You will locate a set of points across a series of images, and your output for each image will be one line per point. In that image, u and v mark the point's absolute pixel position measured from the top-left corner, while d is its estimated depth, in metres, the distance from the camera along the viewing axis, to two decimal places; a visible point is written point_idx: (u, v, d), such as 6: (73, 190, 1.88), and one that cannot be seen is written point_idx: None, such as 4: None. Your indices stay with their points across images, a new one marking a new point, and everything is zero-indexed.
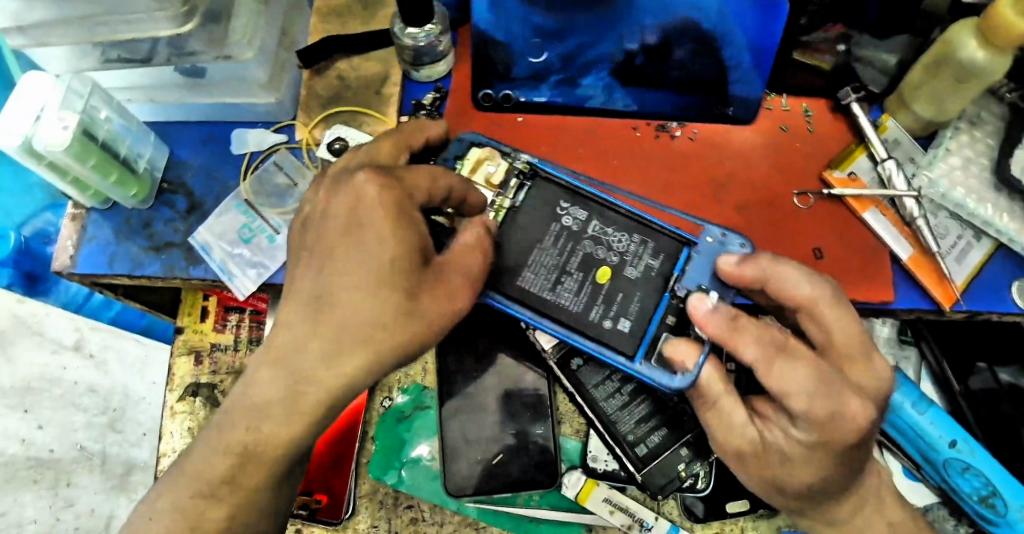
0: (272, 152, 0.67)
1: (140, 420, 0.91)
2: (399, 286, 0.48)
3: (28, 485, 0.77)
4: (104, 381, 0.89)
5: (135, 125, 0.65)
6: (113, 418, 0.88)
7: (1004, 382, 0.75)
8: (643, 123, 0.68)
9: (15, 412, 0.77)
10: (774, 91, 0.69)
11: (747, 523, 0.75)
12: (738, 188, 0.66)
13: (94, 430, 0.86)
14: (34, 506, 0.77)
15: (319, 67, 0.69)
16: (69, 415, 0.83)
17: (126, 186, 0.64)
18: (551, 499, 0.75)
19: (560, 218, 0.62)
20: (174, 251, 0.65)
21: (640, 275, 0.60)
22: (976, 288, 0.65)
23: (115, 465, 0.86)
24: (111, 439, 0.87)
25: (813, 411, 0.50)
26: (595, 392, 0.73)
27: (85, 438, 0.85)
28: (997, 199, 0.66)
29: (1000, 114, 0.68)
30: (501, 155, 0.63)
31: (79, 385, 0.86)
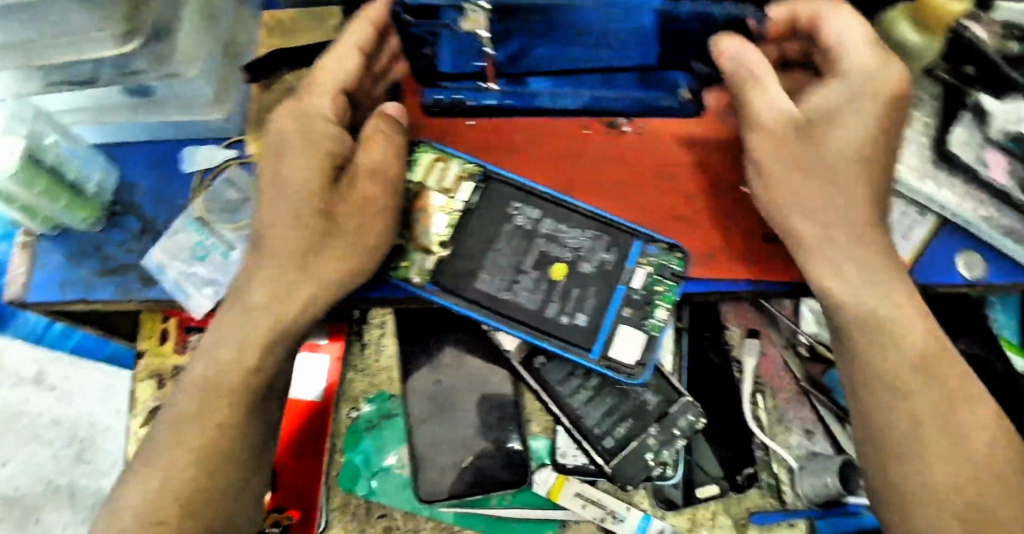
0: (223, 168, 0.67)
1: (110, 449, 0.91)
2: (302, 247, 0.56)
3: None
4: (69, 411, 0.91)
5: (82, 148, 0.64)
6: (78, 449, 0.90)
7: (963, 352, 0.77)
8: (592, 120, 0.68)
9: None
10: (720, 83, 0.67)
11: (717, 507, 0.77)
12: (687, 179, 0.67)
13: None
14: None
15: (266, 81, 0.68)
16: None
17: (76, 210, 0.63)
18: (524, 497, 0.76)
19: (513, 218, 0.63)
20: (128, 273, 0.65)
21: (595, 270, 0.62)
22: (922, 262, 0.68)
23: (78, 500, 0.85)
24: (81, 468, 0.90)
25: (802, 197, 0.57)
26: (560, 388, 0.74)
27: None
28: (937, 173, 0.68)
29: (936, 94, 0.71)
30: (454, 158, 0.64)
31: None
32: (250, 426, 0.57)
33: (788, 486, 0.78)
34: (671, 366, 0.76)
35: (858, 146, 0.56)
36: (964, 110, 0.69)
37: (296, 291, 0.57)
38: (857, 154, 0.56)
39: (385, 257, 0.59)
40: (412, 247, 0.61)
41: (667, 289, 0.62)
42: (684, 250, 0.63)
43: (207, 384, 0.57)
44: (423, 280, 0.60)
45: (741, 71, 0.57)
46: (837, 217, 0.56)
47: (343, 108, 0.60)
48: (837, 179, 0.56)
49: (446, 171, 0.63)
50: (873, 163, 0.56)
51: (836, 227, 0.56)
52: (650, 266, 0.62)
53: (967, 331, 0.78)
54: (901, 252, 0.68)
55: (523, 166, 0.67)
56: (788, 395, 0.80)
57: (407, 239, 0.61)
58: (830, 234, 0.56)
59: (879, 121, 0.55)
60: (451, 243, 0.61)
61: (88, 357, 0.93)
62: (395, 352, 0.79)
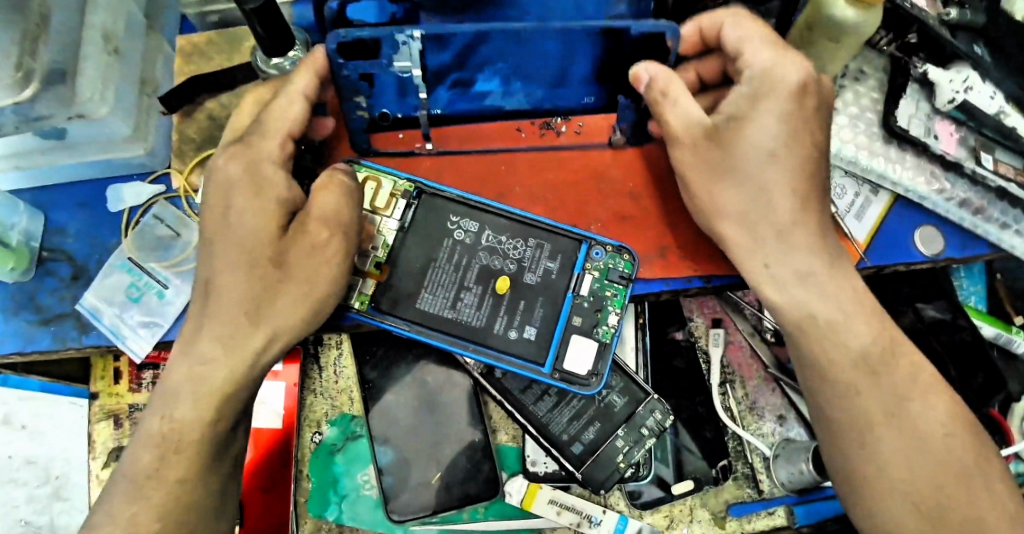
0: (150, 204, 0.64)
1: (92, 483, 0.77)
2: (228, 298, 0.53)
3: None
4: (42, 451, 0.76)
5: (2, 197, 0.61)
6: (59, 487, 0.76)
7: (930, 317, 0.76)
8: (527, 123, 0.66)
9: None
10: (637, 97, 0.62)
11: (694, 502, 0.76)
12: (628, 177, 0.65)
13: (38, 503, 0.76)
14: None
15: (187, 109, 0.66)
16: (8, 492, 0.75)
17: (2, 261, 0.60)
18: (497, 509, 0.75)
19: (451, 233, 0.61)
20: (64, 321, 0.62)
21: (540, 280, 0.60)
22: (878, 241, 0.67)
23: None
24: (58, 509, 0.76)
25: (727, 180, 0.57)
26: (523, 397, 0.72)
27: (28, 512, 0.75)
28: (886, 150, 0.67)
29: (880, 67, 0.69)
30: (386, 174, 0.61)
31: (15, 459, 0.76)
32: (206, 479, 0.53)
33: (765, 475, 0.77)
34: (635, 363, 0.75)
35: (775, 140, 0.56)
36: (910, 81, 0.67)
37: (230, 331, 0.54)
38: (783, 151, 0.55)
39: (342, 293, 0.56)
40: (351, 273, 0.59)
41: (616, 294, 0.60)
42: (631, 251, 0.61)
43: (165, 421, 0.53)
44: (364, 306, 0.58)
45: (655, 91, 0.57)
46: (774, 229, 0.56)
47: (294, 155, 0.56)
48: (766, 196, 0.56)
49: (379, 189, 0.61)
50: (793, 154, 0.56)
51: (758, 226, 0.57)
52: (597, 271, 0.60)
53: (936, 297, 0.77)
54: (857, 234, 0.67)
55: (460, 176, 0.64)
56: (758, 382, 0.79)
57: None
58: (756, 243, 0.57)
59: (796, 121, 0.56)
60: (389, 264, 0.59)
61: (58, 394, 0.77)
62: (353, 373, 0.77)
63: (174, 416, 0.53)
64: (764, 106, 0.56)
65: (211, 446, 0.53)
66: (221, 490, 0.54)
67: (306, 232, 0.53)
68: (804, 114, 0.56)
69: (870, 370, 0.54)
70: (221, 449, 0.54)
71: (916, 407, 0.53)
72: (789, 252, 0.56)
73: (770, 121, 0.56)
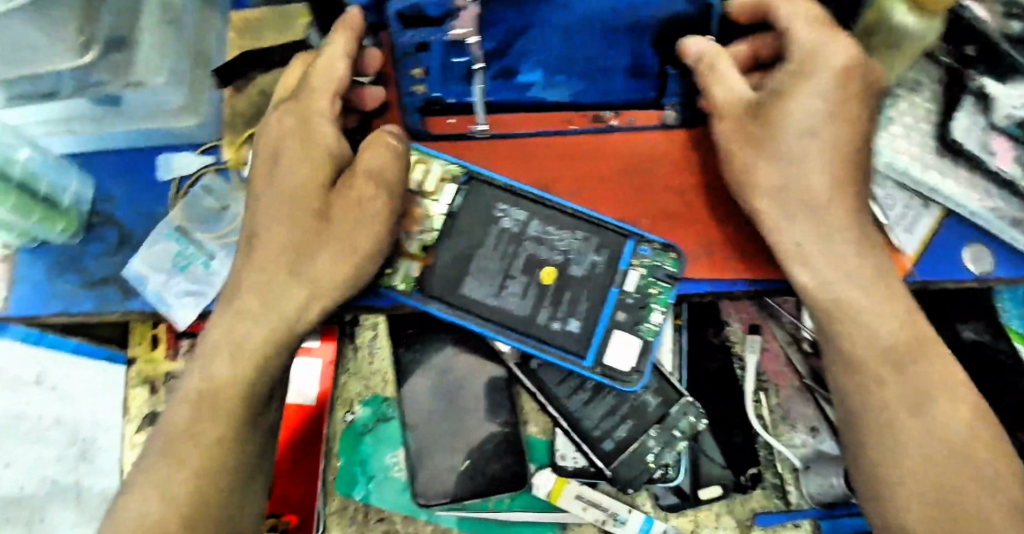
0: (199, 176, 0.65)
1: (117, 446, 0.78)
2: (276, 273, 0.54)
3: None
4: (70, 411, 0.76)
5: (53, 159, 0.61)
6: (85, 449, 0.76)
7: (968, 338, 0.75)
8: (578, 115, 0.64)
9: None
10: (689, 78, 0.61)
11: (720, 508, 0.75)
12: (677, 173, 0.64)
13: (65, 463, 0.74)
14: None
15: (239, 84, 0.65)
16: (37, 449, 0.73)
17: (51, 223, 0.61)
18: (523, 501, 0.75)
19: (499, 220, 0.60)
20: (108, 286, 0.63)
21: (585, 273, 0.59)
22: (929, 256, 0.63)
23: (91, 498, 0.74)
24: (84, 470, 0.75)
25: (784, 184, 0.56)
26: (557, 389, 0.72)
27: (54, 472, 0.74)
28: (941, 163, 0.64)
29: (936, 78, 0.66)
30: (435, 158, 0.61)
31: (43, 418, 0.74)
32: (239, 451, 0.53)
33: (793, 486, 0.76)
34: (671, 365, 0.74)
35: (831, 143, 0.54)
36: (966, 94, 0.64)
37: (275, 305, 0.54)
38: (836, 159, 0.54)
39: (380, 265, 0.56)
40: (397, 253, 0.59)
41: (661, 292, 0.60)
42: (679, 250, 0.60)
43: (204, 392, 0.53)
44: (409, 288, 0.58)
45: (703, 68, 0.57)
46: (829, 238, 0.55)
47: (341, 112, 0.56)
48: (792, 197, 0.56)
49: (427, 172, 0.61)
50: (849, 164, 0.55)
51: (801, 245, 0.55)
52: (643, 267, 0.60)
53: (974, 317, 0.76)
54: (906, 247, 0.63)
55: (509, 166, 0.64)
56: (792, 392, 0.78)
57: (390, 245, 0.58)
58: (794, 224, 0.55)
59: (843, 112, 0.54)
60: (436, 248, 0.59)
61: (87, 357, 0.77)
62: (388, 355, 0.77)
63: (213, 387, 0.53)
64: (826, 110, 0.54)
65: (248, 418, 0.53)
66: (256, 465, 0.54)
67: (353, 184, 0.54)
68: (846, 102, 0.53)
69: (915, 377, 0.52)
70: (257, 423, 0.54)
71: (970, 427, 0.51)
72: (843, 261, 0.55)
73: (830, 124, 0.54)
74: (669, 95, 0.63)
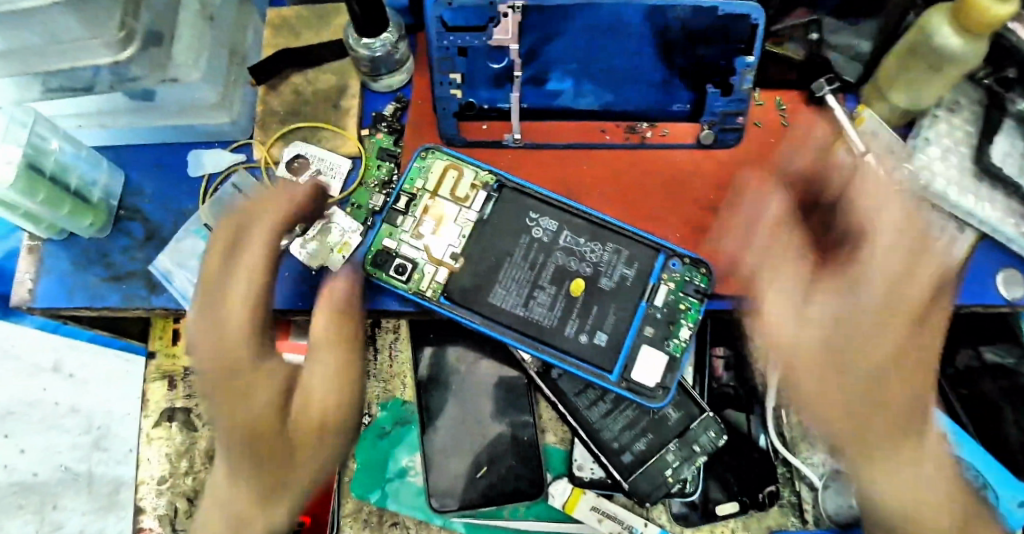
0: (230, 172, 0.64)
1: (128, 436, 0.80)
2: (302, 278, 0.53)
3: (13, 510, 0.77)
4: (85, 400, 0.81)
5: (84, 152, 0.61)
6: (98, 437, 0.80)
7: (989, 361, 0.73)
8: (613, 124, 0.64)
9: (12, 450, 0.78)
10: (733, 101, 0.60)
11: (738, 524, 0.74)
12: (709, 188, 0.63)
13: (79, 450, 0.80)
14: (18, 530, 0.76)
15: (273, 82, 0.65)
16: (53, 437, 0.79)
17: (81, 217, 0.61)
18: (538, 510, 0.74)
19: (529, 230, 0.60)
20: (135, 281, 0.63)
21: (615, 286, 0.59)
22: (962, 280, 0.63)
23: (101, 485, 0.78)
24: (98, 459, 0.79)
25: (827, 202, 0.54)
26: (577, 400, 0.72)
27: (69, 458, 0.79)
28: (977, 187, 0.63)
29: (976, 100, 0.65)
30: (467, 164, 0.61)
31: (60, 405, 0.80)
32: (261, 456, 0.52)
33: (811, 505, 0.74)
34: (692, 379, 0.74)
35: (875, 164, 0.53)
36: (1007, 117, 0.64)
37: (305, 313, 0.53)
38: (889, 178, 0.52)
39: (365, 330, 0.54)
40: (423, 260, 0.59)
41: (690, 307, 0.59)
42: (710, 266, 0.59)
43: None
44: (436, 295, 0.58)
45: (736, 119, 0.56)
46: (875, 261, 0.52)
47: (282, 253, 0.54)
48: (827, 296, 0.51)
49: (457, 178, 0.61)
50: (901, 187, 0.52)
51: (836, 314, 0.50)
52: (673, 282, 0.59)
53: (999, 338, 0.73)
54: (941, 271, 0.62)
55: (540, 174, 0.63)
56: None
57: (417, 256, 0.59)
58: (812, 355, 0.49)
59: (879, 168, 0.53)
60: (464, 256, 0.59)
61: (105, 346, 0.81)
62: (408, 358, 0.77)
63: None
64: None
65: None
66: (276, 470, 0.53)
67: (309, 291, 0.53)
68: None
69: None
70: None
71: None
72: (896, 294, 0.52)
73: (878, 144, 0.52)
74: (706, 114, 0.61)
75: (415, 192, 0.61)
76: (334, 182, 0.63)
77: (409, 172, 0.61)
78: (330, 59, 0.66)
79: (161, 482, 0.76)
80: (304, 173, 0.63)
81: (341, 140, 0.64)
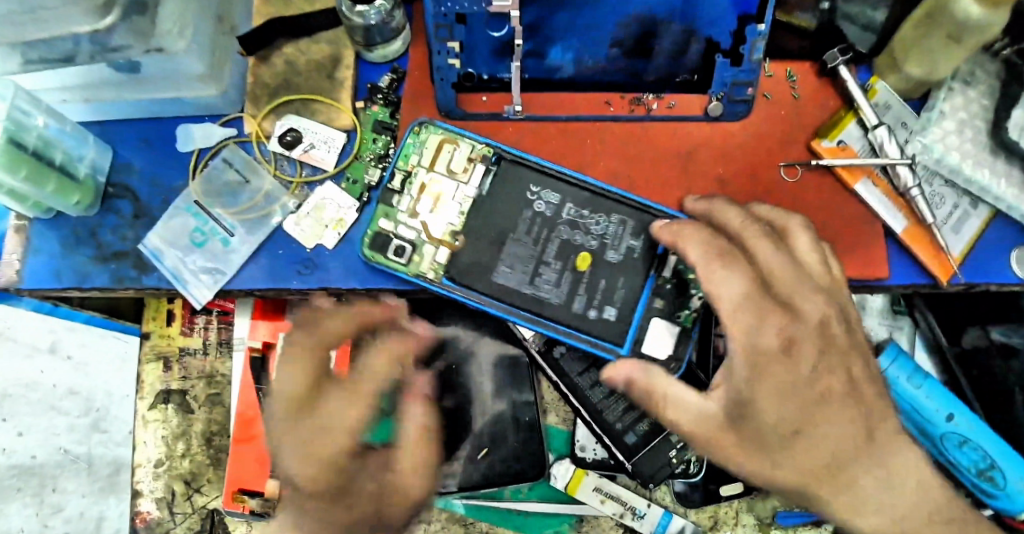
0: (220, 148, 0.62)
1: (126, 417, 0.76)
2: None
3: (10, 495, 0.64)
4: (85, 381, 0.72)
5: (70, 127, 0.59)
6: (96, 419, 0.73)
7: (997, 341, 0.69)
8: (617, 95, 0.61)
9: (8, 432, 0.64)
10: (743, 71, 0.58)
11: (742, 504, 0.74)
12: (714, 161, 0.61)
13: (78, 432, 0.71)
14: (19, 515, 0.64)
15: (263, 53, 0.63)
16: (51, 419, 0.68)
17: (67, 194, 0.59)
18: (540, 491, 0.73)
19: (532, 204, 0.58)
20: (124, 261, 0.61)
21: (622, 259, 0.57)
22: (973, 257, 0.61)
23: (101, 466, 0.73)
24: (97, 440, 0.73)
25: None
26: (579, 380, 0.70)
27: (67, 440, 0.69)
28: (993, 163, 0.61)
29: (992, 72, 0.62)
30: (463, 137, 0.59)
31: (60, 388, 0.69)
32: None
33: None
34: None
35: None
36: None
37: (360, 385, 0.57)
38: None
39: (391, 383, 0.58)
40: (423, 241, 0.57)
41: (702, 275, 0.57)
42: None
43: None
44: (438, 276, 0.57)
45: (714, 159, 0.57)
46: None
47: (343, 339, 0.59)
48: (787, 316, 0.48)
49: (455, 151, 0.59)
50: None
51: (828, 298, 0.50)
52: (683, 251, 0.57)
53: (1004, 319, 0.70)
54: (952, 248, 0.60)
55: (543, 148, 0.61)
56: None
57: (417, 235, 0.58)
58: (787, 406, 0.46)
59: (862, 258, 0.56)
60: (464, 234, 0.57)
61: (100, 327, 0.75)
62: None
63: None
64: None
65: None
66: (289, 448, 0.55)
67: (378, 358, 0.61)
68: None
69: None
70: None
71: None
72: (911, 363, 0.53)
73: None
74: (716, 84, 0.59)
75: (410, 169, 0.59)
76: (327, 155, 0.61)
77: (403, 148, 0.59)
78: (323, 28, 0.63)
79: (158, 465, 0.77)
80: (296, 147, 0.61)
81: (336, 113, 0.62)
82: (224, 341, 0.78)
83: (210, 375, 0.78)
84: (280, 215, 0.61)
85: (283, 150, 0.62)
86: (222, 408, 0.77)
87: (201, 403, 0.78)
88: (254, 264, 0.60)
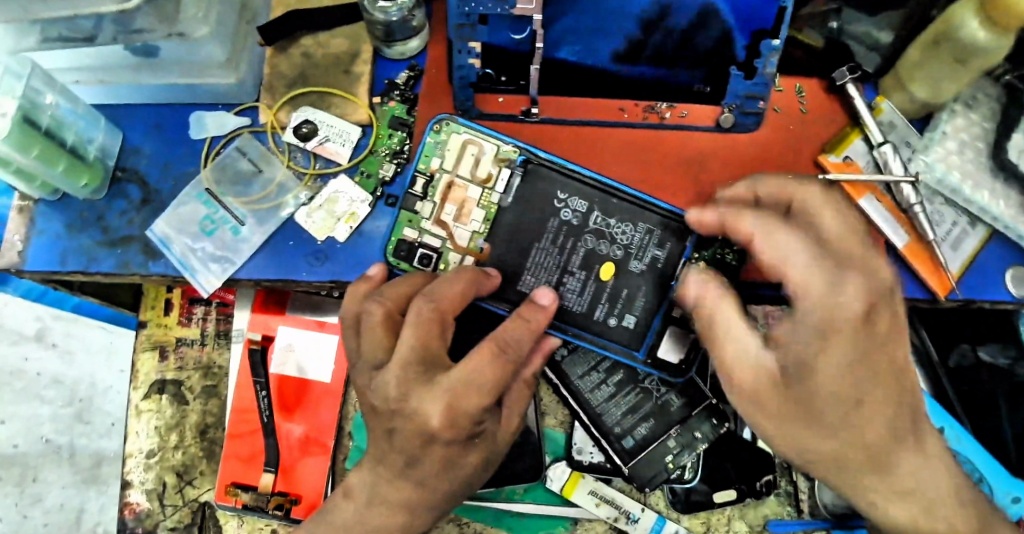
0: (234, 136, 0.62)
1: (110, 409, 0.75)
2: None
3: None
4: (70, 371, 0.73)
5: (82, 108, 0.59)
6: (81, 410, 0.73)
7: (983, 360, 0.71)
8: (632, 102, 0.62)
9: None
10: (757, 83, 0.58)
11: (734, 512, 0.74)
12: (724, 171, 0.63)
13: (62, 423, 0.71)
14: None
15: (283, 44, 0.63)
16: (32, 408, 0.69)
17: (76, 176, 0.58)
18: (536, 493, 0.73)
19: (558, 212, 0.58)
20: (130, 245, 0.61)
21: (646, 269, 0.58)
22: (970, 276, 0.63)
23: (83, 458, 0.72)
24: (80, 431, 0.72)
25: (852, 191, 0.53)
26: (581, 383, 0.70)
27: (51, 431, 0.70)
28: (993, 183, 0.63)
29: (994, 96, 0.64)
30: (488, 137, 0.59)
31: (42, 377, 0.71)
32: None
33: (806, 495, 0.74)
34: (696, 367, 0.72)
35: None
36: None
37: (468, 387, 0.48)
38: None
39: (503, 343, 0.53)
40: (448, 248, 0.58)
41: None
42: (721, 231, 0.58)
43: None
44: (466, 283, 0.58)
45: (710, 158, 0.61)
46: None
47: (440, 333, 0.51)
48: (846, 272, 0.45)
49: (478, 152, 0.59)
50: None
51: None
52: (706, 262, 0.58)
53: (994, 338, 0.71)
54: (950, 265, 0.62)
55: (563, 151, 0.62)
56: None
57: (440, 238, 0.59)
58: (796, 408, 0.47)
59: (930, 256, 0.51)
60: (489, 242, 0.58)
61: (89, 316, 0.75)
62: None
63: None
64: None
65: None
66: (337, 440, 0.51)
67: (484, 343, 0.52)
68: None
69: None
70: None
71: None
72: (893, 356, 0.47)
73: None
74: (729, 96, 0.60)
75: (431, 172, 0.59)
76: (342, 149, 0.61)
77: (424, 148, 0.59)
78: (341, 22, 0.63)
79: (149, 456, 0.75)
80: (312, 139, 0.61)
81: (352, 107, 0.62)
82: (223, 332, 0.78)
83: (207, 366, 0.77)
84: (292, 207, 0.61)
85: (298, 141, 0.61)
86: (217, 400, 0.76)
87: (197, 395, 0.77)
88: (265, 254, 0.60)
